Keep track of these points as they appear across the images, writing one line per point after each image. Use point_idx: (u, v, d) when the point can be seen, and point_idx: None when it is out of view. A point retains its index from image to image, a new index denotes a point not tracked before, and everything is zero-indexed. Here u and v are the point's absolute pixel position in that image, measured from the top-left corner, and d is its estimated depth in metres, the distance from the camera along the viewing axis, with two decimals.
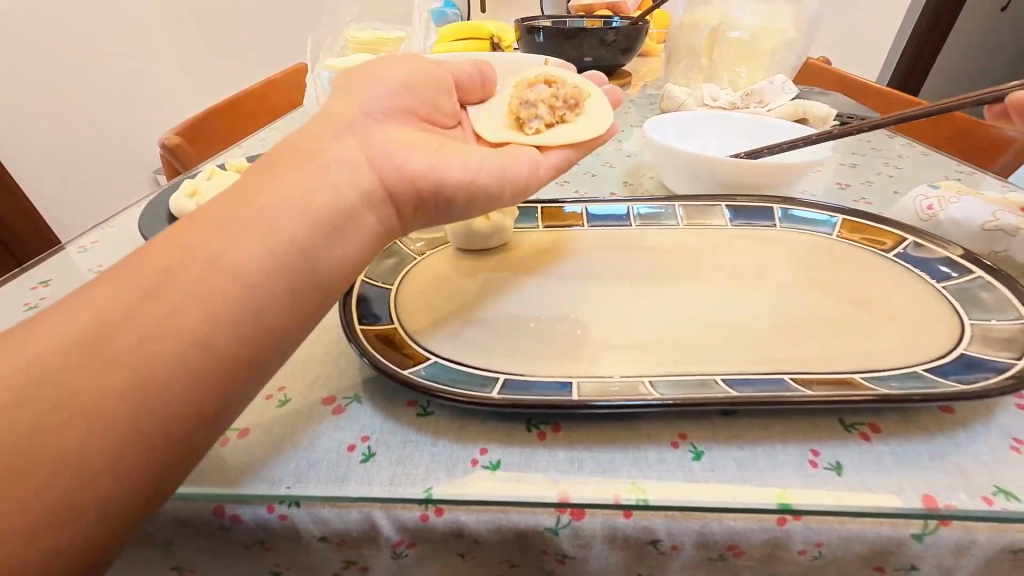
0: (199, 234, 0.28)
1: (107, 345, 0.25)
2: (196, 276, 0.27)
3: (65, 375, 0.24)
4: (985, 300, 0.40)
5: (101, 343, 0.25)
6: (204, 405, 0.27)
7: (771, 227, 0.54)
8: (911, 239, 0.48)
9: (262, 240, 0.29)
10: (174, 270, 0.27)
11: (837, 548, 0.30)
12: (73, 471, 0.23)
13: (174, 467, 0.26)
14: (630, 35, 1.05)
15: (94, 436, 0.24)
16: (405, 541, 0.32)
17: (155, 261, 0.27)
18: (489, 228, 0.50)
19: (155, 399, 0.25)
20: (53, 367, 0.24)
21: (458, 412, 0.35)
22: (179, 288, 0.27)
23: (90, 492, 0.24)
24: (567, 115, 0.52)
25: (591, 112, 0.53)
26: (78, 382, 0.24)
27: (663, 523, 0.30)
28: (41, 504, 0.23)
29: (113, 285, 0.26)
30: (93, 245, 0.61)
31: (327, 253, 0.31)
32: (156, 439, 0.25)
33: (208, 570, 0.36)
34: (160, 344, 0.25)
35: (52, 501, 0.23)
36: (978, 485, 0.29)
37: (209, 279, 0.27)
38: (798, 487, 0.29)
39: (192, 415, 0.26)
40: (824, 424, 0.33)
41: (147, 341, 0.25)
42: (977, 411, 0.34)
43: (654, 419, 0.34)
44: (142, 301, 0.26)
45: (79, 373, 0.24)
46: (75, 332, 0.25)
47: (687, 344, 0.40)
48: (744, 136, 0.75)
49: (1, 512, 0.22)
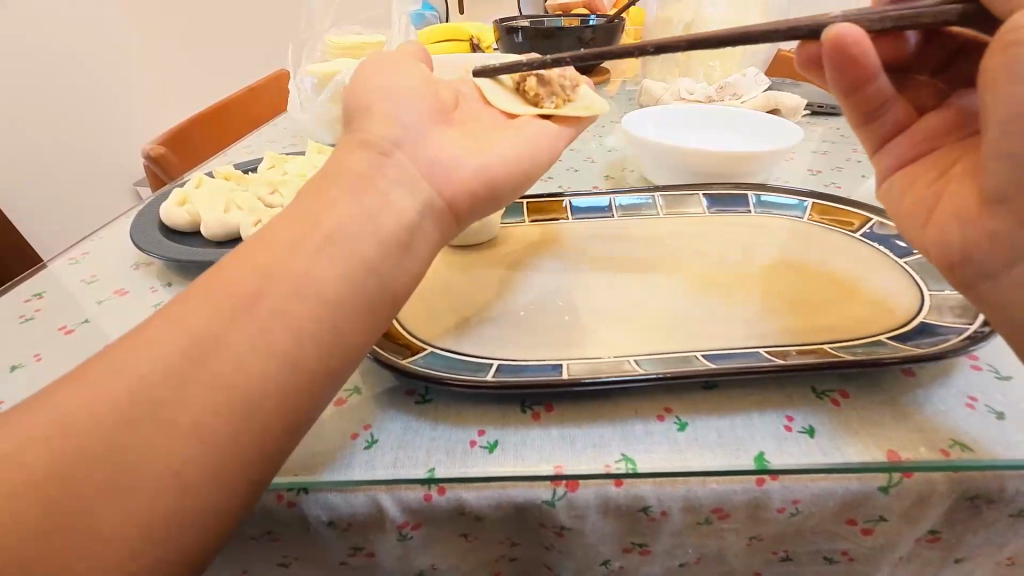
0: (270, 261, 0.30)
1: (164, 349, 0.27)
2: (257, 297, 0.28)
3: (163, 389, 0.26)
4: (942, 271, 0.43)
5: (171, 356, 0.27)
6: (264, 417, 0.27)
7: (746, 213, 0.56)
8: (875, 219, 0.51)
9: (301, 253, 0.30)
10: (255, 290, 0.29)
11: (811, 505, 0.32)
12: (147, 475, 0.25)
13: (253, 484, 0.27)
14: (607, 32, 1.07)
15: (197, 447, 0.25)
16: (410, 522, 0.34)
17: (238, 282, 0.29)
18: (476, 224, 0.52)
19: (243, 415, 0.27)
20: (148, 384, 0.26)
21: (455, 398, 0.37)
22: (257, 309, 0.28)
23: (190, 501, 0.25)
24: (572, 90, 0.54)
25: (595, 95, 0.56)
26: (139, 383, 0.26)
27: (651, 489, 0.32)
28: (151, 511, 0.24)
29: (199, 308, 0.28)
30: (83, 257, 0.61)
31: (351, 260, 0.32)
32: (241, 453, 0.26)
33: (221, 565, 0.37)
34: (243, 361, 0.27)
35: (160, 509, 0.24)
36: (936, 439, 0.32)
37: (275, 298, 0.29)
38: (773, 450, 0.32)
39: (258, 426, 0.27)
40: (798, 391, 0.36)
41: (192, 344, 0.27)
42: (936, 373, 0.36)
43: (641, 395, 0.36)
44: (230, 320, 0.28)
45: (174, 387, 0.26)
46: (170, 353, 0.27)
47: (670, 325, 0.42)
48: (717, 128, 0.78)
49: (120, 519, 0.24)
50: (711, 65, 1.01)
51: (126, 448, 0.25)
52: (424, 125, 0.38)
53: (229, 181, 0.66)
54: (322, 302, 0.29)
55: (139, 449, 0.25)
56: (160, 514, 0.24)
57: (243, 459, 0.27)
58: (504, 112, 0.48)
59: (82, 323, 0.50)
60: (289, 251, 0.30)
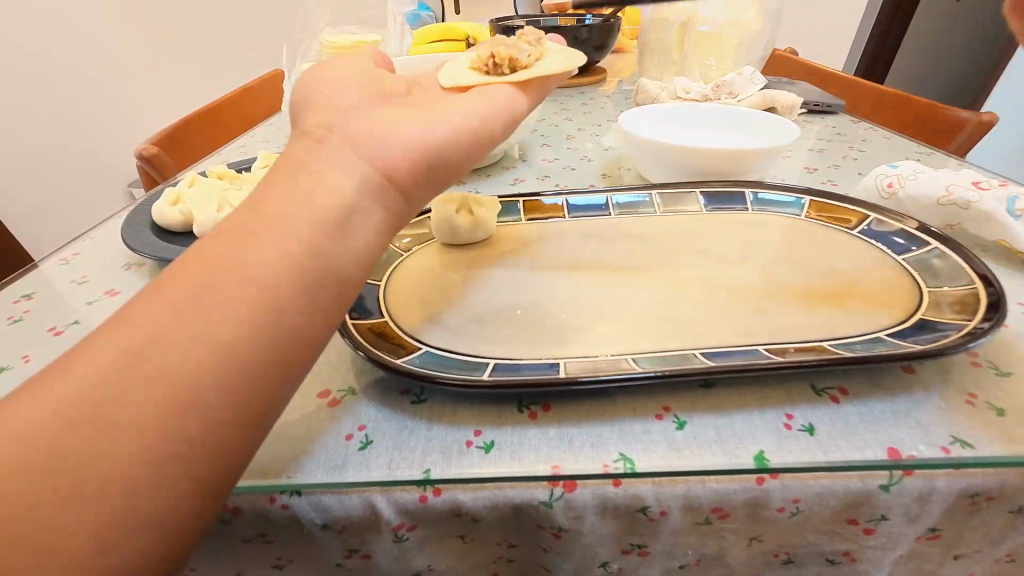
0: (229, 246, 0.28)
1: (124, 340, 0.24)
2: (213, 287, 0.26)
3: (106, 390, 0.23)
4: (941, 268, 0.43)
5: (126, 348, 0.24)
6: (233, 414, 0.25)
7: (743, 210, 0.56)
8: (873, 216, 0.51)
9: (264, 238, 0.28)
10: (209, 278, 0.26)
11: (812, 503, 0.32)
12: (90, 483, 0.22)
13: (217, 486, 0.25)
14: (603, 31, 1.07)
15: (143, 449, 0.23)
16: (405, 524, 0.33)
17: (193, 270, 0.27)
18: (470, 223, 0.52)
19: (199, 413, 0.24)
20: (90, 384, 0.23)
21: (451, 397, 0.37)
22: (214, 298, 0.26)
23: (139, 509, 0.22)
24: (529, 57, 0.55)
25: (556, 60, 0.56)
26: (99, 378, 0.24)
27: (650, 489, 0.32)
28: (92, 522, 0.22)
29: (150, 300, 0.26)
30: (73, 257, 0.60)
31: (323, 234, 0.29)
32: (197, 454, 0.24)
33: (212, 567, 0.37)
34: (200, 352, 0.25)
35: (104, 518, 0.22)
36: (937, 436, 0.31)
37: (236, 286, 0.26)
38: (773, 448, 0.31)
39: (235, 425, 0.25)
40: (796, 389, 0.35)
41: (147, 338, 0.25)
42: (935, 370, 0.36)
43: (639, 394, 0.36)
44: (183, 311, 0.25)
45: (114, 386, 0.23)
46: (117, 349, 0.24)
47: (666, 323, 0.42)
48: (714, 126, 0.78)
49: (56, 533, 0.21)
50: (709, 64, 1.01)
51: (65, 453, 0.22)
52: (407, 118, 0.38)
53: (222, 180, 0.65)
54: (286, 287, 0.27)
55: (79, 455, 0.22)
56: (122, 527, 0.22)
57: (201, 458, 0.24)
58: (449, 87, 0.51)
59: (72, 324, 0.50)
60: (246, 236, 0.28)
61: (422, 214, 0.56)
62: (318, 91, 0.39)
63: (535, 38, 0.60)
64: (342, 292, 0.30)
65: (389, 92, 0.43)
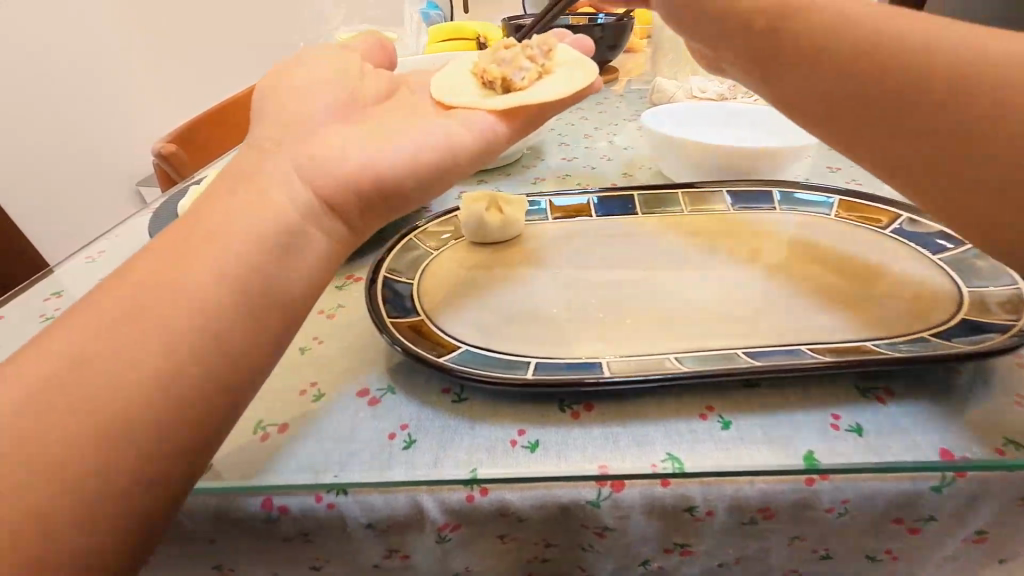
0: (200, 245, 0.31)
1: (127, 345, 0.27)
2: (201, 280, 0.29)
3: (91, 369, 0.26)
4: (982, 268, 0.42)
5: (119, 334, 0.27)
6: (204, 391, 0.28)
7: (772, 210, 0.56)
8: (904, 215, 0.50)
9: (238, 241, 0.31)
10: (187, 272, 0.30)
11: (860, 504, 0.32)
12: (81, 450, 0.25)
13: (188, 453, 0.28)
14: (618, 30, 1.07)
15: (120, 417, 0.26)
16: (450, 524, 0.33)
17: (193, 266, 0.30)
18: (501, 221, 0.52)
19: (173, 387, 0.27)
20: (83, 363, 0.26)
21: (492, 396, 0.36)
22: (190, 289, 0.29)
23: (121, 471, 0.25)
24: (523, 78, 0.55)
25: (552, 82, 0.55)
26: (115, 379, 0.26)
27: (698, 489, 0.32)
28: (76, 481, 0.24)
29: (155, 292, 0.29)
30: (100, 255, 0.60)
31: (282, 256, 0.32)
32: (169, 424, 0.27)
33: (250, 568, 0.37)
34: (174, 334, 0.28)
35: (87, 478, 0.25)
36: (989, 438, 0.31)
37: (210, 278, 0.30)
38: (822, 448, 0.31)
39: (210, 415, 0.28)
40: (841, 389, 0.35)
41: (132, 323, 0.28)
42: (981, 370, 0.36)
43: (682, 394, 0.36)
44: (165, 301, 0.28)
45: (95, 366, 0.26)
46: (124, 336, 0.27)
47: (702, 322, 0.42)
48: (734, 125, 0.77)
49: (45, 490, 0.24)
50: None
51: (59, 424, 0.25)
52: (371, 135, 0.40)
53: None
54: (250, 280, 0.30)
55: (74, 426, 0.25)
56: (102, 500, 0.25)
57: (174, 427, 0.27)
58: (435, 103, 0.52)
59: None
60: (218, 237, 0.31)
61: (450, 212, 0.56)
62: (311, 99, 0.42)
63: (540, 51, 0.58)
64: (298, 304, 0.33)
65: (366, 104, 0.46)
